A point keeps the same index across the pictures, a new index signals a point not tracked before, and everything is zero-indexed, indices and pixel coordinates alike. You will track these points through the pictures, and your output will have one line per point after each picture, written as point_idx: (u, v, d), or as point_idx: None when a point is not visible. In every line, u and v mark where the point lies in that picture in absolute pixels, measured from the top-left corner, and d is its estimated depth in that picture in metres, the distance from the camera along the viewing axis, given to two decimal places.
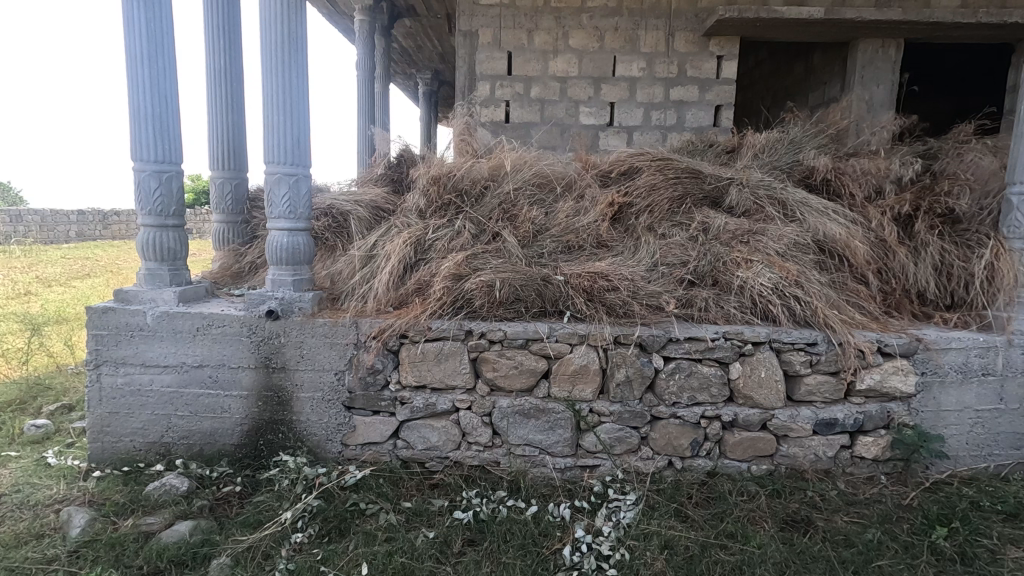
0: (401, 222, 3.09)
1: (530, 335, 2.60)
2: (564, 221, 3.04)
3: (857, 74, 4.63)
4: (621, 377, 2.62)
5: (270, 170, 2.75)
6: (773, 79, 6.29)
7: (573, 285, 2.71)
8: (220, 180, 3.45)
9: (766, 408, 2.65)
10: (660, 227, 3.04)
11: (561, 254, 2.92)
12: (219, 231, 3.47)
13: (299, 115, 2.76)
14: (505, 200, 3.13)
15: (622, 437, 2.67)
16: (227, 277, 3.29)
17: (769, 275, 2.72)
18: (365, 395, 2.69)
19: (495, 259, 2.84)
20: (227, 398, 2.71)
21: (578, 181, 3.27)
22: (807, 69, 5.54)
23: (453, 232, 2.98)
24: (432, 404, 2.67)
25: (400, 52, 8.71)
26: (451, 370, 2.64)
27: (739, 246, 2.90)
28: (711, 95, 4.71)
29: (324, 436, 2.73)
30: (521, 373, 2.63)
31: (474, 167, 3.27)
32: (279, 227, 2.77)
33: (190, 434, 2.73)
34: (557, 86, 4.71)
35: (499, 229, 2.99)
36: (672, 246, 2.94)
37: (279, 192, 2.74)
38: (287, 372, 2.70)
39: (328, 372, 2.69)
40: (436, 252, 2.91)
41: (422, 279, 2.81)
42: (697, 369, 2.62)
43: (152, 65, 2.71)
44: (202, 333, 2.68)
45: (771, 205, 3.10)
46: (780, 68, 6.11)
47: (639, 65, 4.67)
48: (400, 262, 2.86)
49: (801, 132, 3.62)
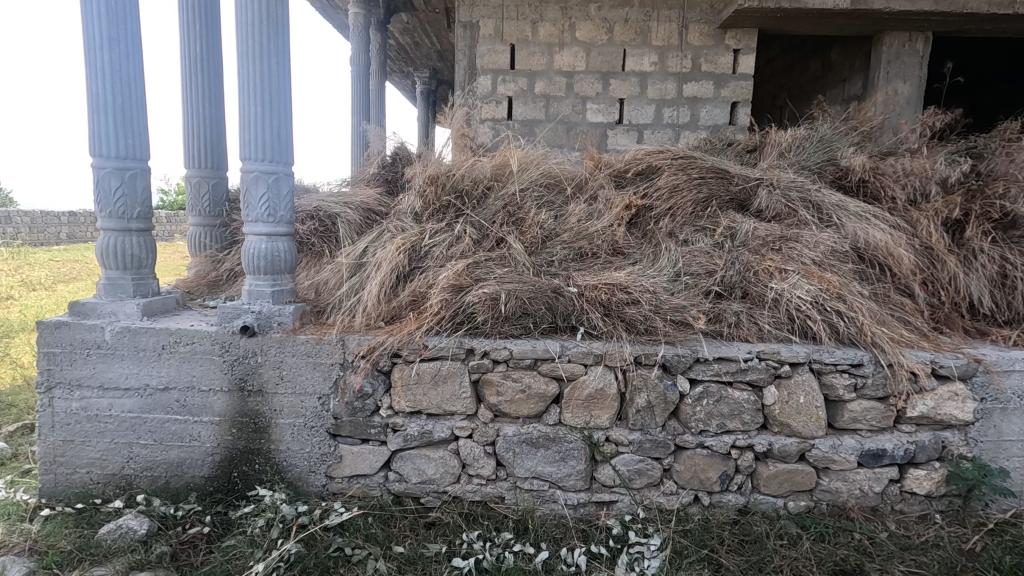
0: (394, 226, 2.78)
1: (539, 355, 2.30)
2: (576, 226, 2.73)
3: (882, 71, 4.34)
4: (642, 403, 2.33)
5: (246, 169, 2.44)
6: (790, 75, 6.01)
7: (587, 298, 2.41)
8: (196, 179, 3.14)
9: (805, 437, 2.34)
10: (682, 233, 2.74)
11: (572, 262, 2.62)
12: (195, 235, 3.16)
13: (280, 107, 2.46)
14: (510, 202, 2.82)
15: (642, 470, 2.38)
16: (202, 286, 2.99)
17: (807, 287, 2.43)
18: (352, 421, 2.39)
19: (500, 267, 2.54)
20: (196, 425, 2.40)
21: (590, 182, 2.97)
22: (827, 65, 5.26)
23: (452, 238, 2.68)
24: (428, 432, 2.38)
25: (397, 49, 8.42)
26: (449, 395, 2.34)
27: (771, 254, 2.61)
28: (727, 91, 4.42)
29: (306, 468, 2.42)
30: (528, 398, 2.33)
31: (476, 165, 2.96)
32: (256, 231, 2.45)
33: (153, 465, 2.42)
34: (563, 81, 4.41)
35: (503, 235, 2.69)
36: (696, 255, 2.64)
37: (256, 193, 2.43)
38: (264, 396, 2.39)
39: (310, 396, 2.38)
40: (433, 259, 2.60)
41: (417, 291, 2.50)
42: (727, 394, 2.33)
43: (112, 49, 2.40)
44: (168, 352, 2.37)
45: (804, 208, 2.80)
46: (798, 64, 5.83)
47: (650, 59, 4.38)
48: (392, 271, 2.54)
49: (830, 130, 3.33)
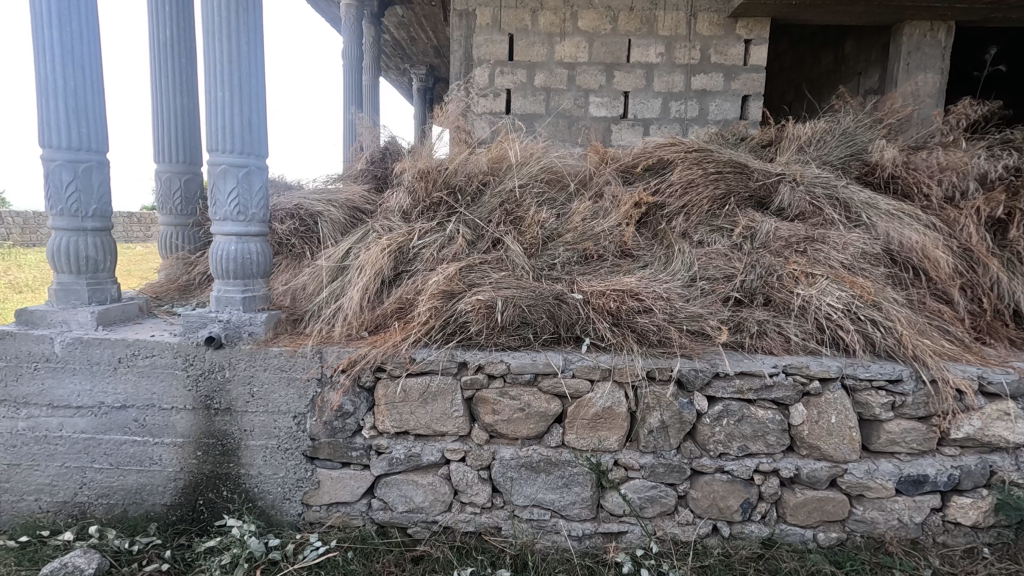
0: (380, 225, 2.53)
1: (540, 369, 2.06)
2: (581, 225, 2.48)
3: (901, 62, 4.10)
4: (655, 424, 2.09)
5: (214, 162, 2.18)
6: (801, 70, 5.78)
7: (593, 306, 2.16)
8: (166, 175, 2.88)
9: (837, 461, 2.10)
10: (697, 233, 2.49)
11: (576, 265, 2.37)
12: (165, 236, 2.91)
13: (251, 93, 2.21)
14: (507, 198, 2.57)
15: (655, 498, 2.14)
16: (172, 291, 2.74)
17: (837, 293, 2.18)
18: (332, 443, 2.14)
19: (496, 271, 2.29)
20: (156, 447, 2.15)
21: (594, 177, 2.72)
22: (841, 58, 5.03)
23: (444, 238, 2.43)
24: (415, 455, 2.13)
25: (393, 44, 8.18)
26: (439, 414, 2.10)
27: (796, 257, 2.36)
28: (737, 84, 4.18)
29: (280, 495, 2.17)
30: (528, 417, 2.09)
31: (470, 159, 2.71)
32: (225, 231, 2.20)
33: (109, 492, 2.17)
34: (564, 73, 4.17)
35: (500, 235, 2.44)
36: (713, 258, 2.39)
37: (224, 188, 2.18)
38: (232, 415, 2.14)
39: (284, 415, 2.13)
40: (422, 262, 2.35)
41: (404, 297, 2.25)
42: (750, 413, 2.09)
43: (62, 28, 2.14)
44: (125, 366, 2.12)
45: (831, 206, 2.55)
46: (809, 58, 5.60)
47: (657, 50, 4.14)
48: (376, 275, 2.29)
49: (853, 122, 3.09)
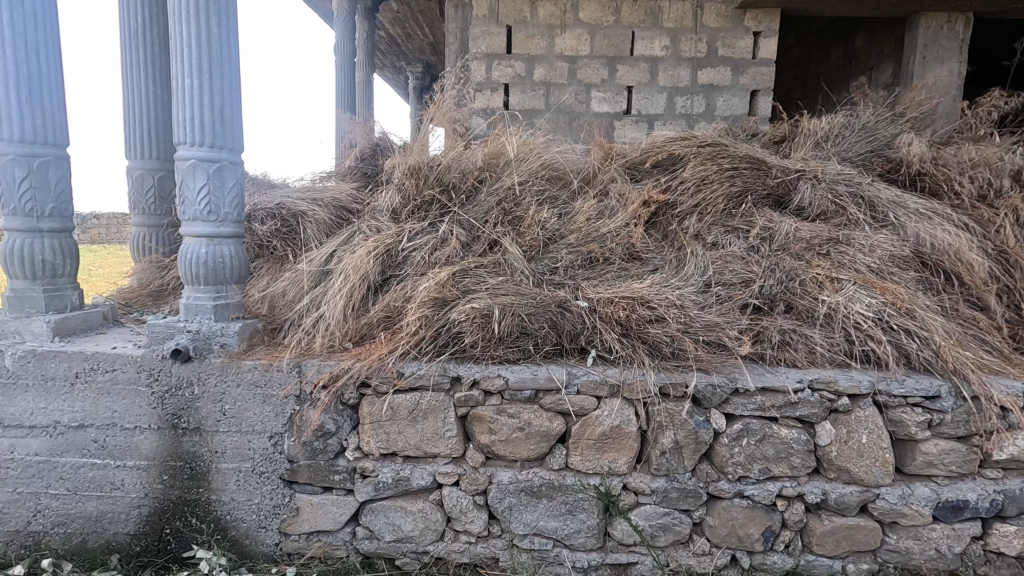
0: (367, 226, 2.33)
1: (541, 385, 1.88)
2: (585, 225, 2.28)
3: (917, 55, 3.91)
4: (667, 445, 1.91)
5: (181, 155, 1.97)
6: (809, 65, 5.60)
7: (599, 315, 1.96)
8: (139, 172, 2.68)
9: (868, 486, 1.91)
10: (710, 233, 2.29)
11: (580, 269, 2.18)
12: (137, 237, 2.71)
13: (223, 81, 2.00)
14: (505, 197, 2.37)
15: (667, 526, 1.95)
16: (143, 297, 2.54)
17: (867, 300, 1.99)
18: (312, 466, 1.95)
19: (493, 276, 2.09)
20: (118, 470, 1.95)
21: (599, 174, 2.52)
22: (851, 53, 4.85)
23: (437, 240, 2.23)
24: (404, 479, 1.94)
25: (388, 41, 7.98)
26: (430, 434, 1.92)
27: (819, 260, 2.17)
28: (746, 78, 3.99)
29: (254, 523, 1.97)
30: (528, 437, 1.91)
31: (465, 154, 2.50)
32: (194, 232, 1.99)
33: (66, 520, 1.97)
34: (565, 67, 3.97)
35: (497, 236, 2.24)
36: (729, 261, 2.20)
37: (192, 185, 1.96)
38: (201, 435, 1.94)
39: (259, 435, 1.93)
40: (412, 266, 2.15)
41: (392, 305, 2.05)
42: (772, 432, 1.90)
43: (13, 7, 1.93)
44: (83, 382, 1.92)
45: (855, 204, 2.35)
46: (818, 53, 5.42)
47: (662, 42, 3.95)
48: (361, 281, 2.09)
49: (874, 115, 2.90)
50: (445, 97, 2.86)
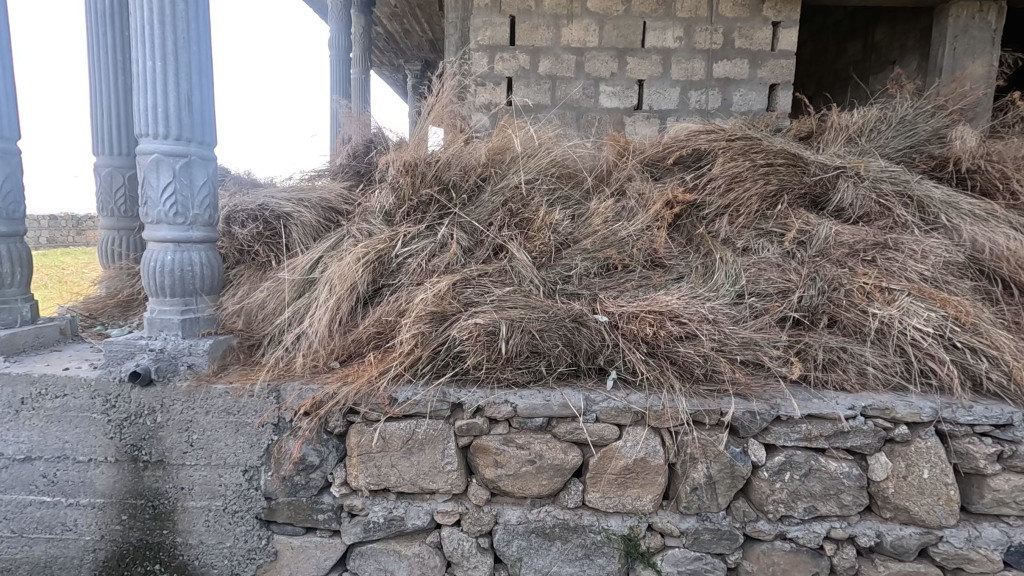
0: (357, 229, 2.09)
1: (554, 413, 1.65)
2: (601, 228, 2.04)
3: (946, 47, 3.67)
4: (699, 480, 1.67)
5: (143, 149, 1.71)
6: (826, 59, 5.36)
7: (620, 331, 1.71)
8: (107, 169, 2.43)
9: (929, 527, 1.67)
10: (741, 237, 2.05)
11: (597, 278, 1.93)
12: (105, 241, 2.48)
13: (190, 64, 1.74)
14: (511, 196, 2.12)
15: (698, 572, 1.71)
16: (110, 307, 2.30)
17: (925, 313, 1.74)
18: (292, 505, 1.70)
19: (499, 286, 1.85)
20: (70, 510, 1.70)
21: (615, 172, 2.28)
22: (873, 46, 4.61)
23: (435, 245, 1.99)
24: (399, 519, 1.71)
25: (385, 38, 7.74)
26: (428, 467, 1.68)
27: (865, 268, 1.92)
28: (764, 71, 3.76)
29: (227, 569, 1.73)
30: (539, 472, 1.68)
31: (466, 149, 2.24)
32: (159, 237, 1.74)
33: (12, 566, 1.73)
34: (572, 60, 3.73)
35: (503, 241, 1.99)
36: (762, 269, 1.96)
37: (155, 183, 1.71)
38: (165, 469, 1.69)
39: (231, 470, 1.69)
40: (408, 274, 1.91)
41: (385, 319, 1.81)
42: (819, 465, 1.66)
43: None
44: (28, 409, 1.68)
45: (902, 205, 2.10)
46: (836, 46, 5.17)
47: (675, 33, 3.71)
48: (350, 292, 1.85)
49: (912, 108, 2.65)
50: (444, 88, 2.60)
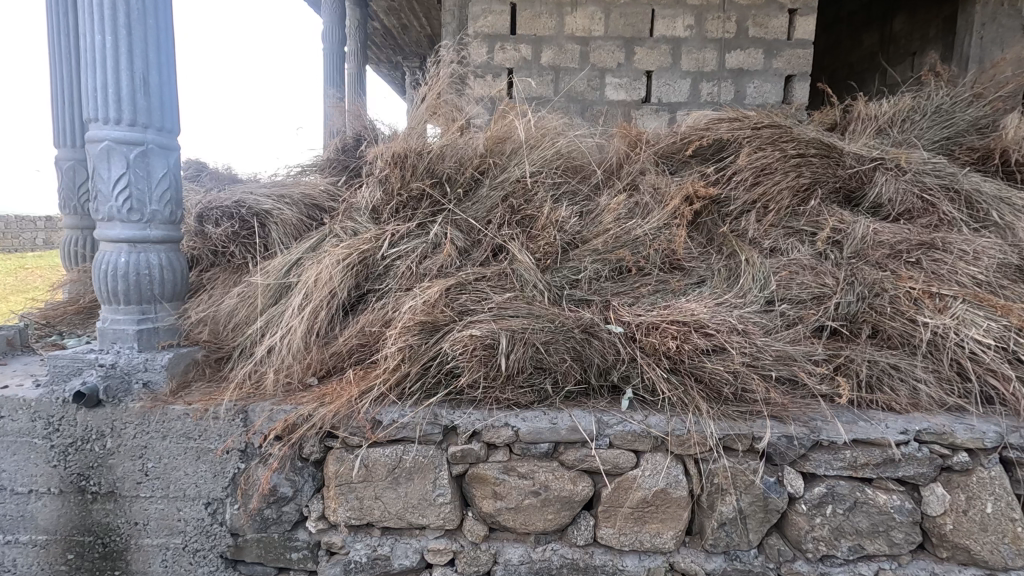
0: (341, 228, 1.88)
1: (561, 438, 1.43)
2: (613, 226, 1.82)
3: (972, 36, 3.45)
4: (728, 514, 1.46)
5: (92, 137, 1.50)
6: (840, 52, 5.14)
7: (637, 344, 1.50)
8: (68, 163, 2.21)
9: (992, 569, 1.45)
10: (769, 237, 1.83)
11: (609, 282, 1.72)
12: (67, 241, 2.27)
13: (145, 39, 1.52)
14: (513, 190, 1.90)
15: None
16: (69, 313, 2.09)
17: (985, 323, 1.52)
18: (262, 542, 1.50)
19: (499, 291, 1.64)
20: (8, 548, 1.50)
21: (627, 164, 2.07)
22: (891, 37, 4.39)
23: (428, 246, 1.77)
24: (385, 558, 1.50)
25: (383, 33, 7.55)
26: (417, 500, 1.47)
27: (910, 271, 1.71)
28: (780, 62, 3.54)
29: None
30: (544, 505, 1.47)
31: (462, 138, 2.02)
32: (111, 236, 1.52)
33: None
34: (576, 50, 3.52)
35: (503, 240, 1.78)
36: (794, 272, 1.75)
37: (107, 175, 1.50)
38: (116, 502, 1.48)
39: (192, 503, 1.47)
40: (396, 279, 1.70)
41: (369, 329, 1.59)
42: (866, 498, 1.45)
43: None
44: None
45: (947, 200, 1.88)
46: (851, 38, 4.95)
47: (685, 22, 3.49)
48: (330, 298, 1.63)
49: (948, 96, 2.43)
50: (440, 73, 2.38)
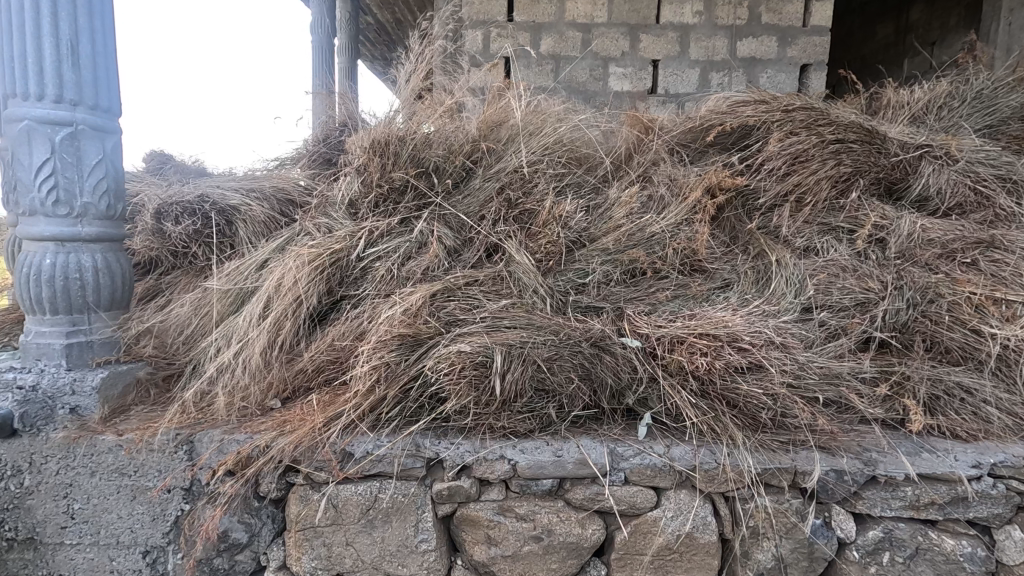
0: (313, 225, 1.64)
1: (568, 474, 1.20)
2: (625, 222, 1.59)
3: (999, 23, 3.19)
4: (765, 563, 1.23)
5: (11, 115, 1.27)
6: (856, 43, 4.87)
7: (657, 361, 1.26)
8: None
9: None
10: (802, 235, 1.60)
11: (621, 287, 1.49)
12: None
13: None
14: (510, 181, 1.66)
15: None
16: (9, 322, 1.85)
17: None
18: None
19: (493, 299, 1.40)
20: None
21: (639, 153, 1.83)
22: (913, 25, 4.12)
23: (411, 245, 1.54)
24: None
25: (376, 27, 7.28)
26: (396, 547, 1.24)
27: (968, 273, 1.48)
28: (793, 50, 3.12)
29: None
30: (547, 553, 1.24)
31: (452, 122, 1.77)
32: (34, 234, 1.28)
33: None
34: (577, 38, 3.14)
35: (498, 239, 1.55)
36: (833, 274, 1.51)
37: (27, 161, 1.27)
38: (35, 551, 1.24)
39: (126, 552, 1.23)
40: (374, 283, 1.47)
41: (340, 343, 1.36)
42: (930, 543, 1.21)
43: None
44: None
45: (1004, 193, 1.65)
46: (867, 28, 4.68)
47: (693, 8, 3.10)
48: (295, 306, 1.40)
49: (992, 79, 2.20)
50: (430, 47, 2.11)
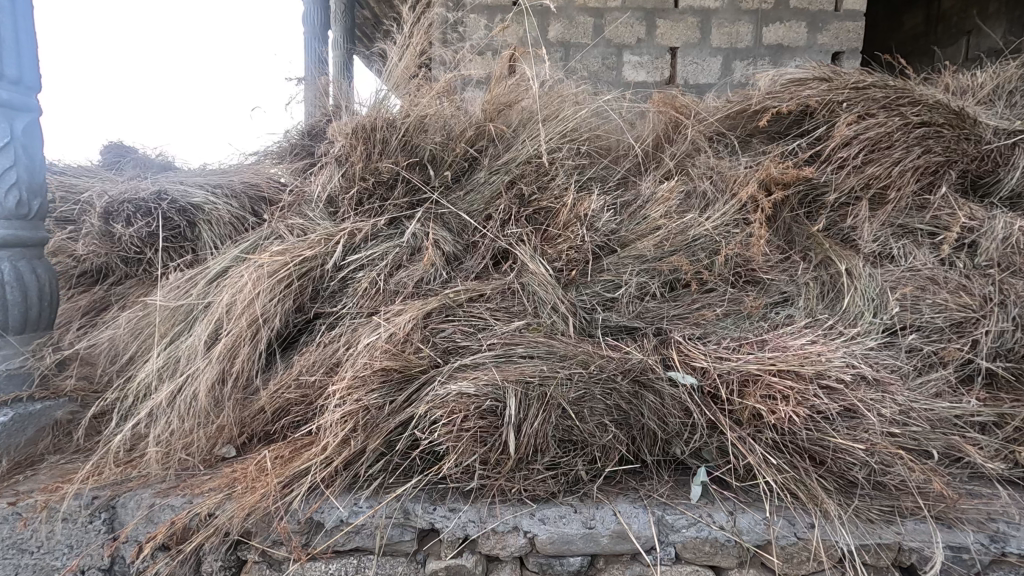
0: (285, 227, 1.36)
1: (602, 551, 0.92)
2: (662, 224, 1.30)
3: None
4: None
5: None
6: (888, 34, 4.51)
7: (716, 404, 0.98)
8: None
9: None
10: (877, 239, 1.31)
11: (658, 302, 1.22)
12: None
13: None
14: (522, 173, 1.38)
15: None
16: None
17: None
18: None
19: (502, 321, 1.12)
20: None
21: (673, 141, 1.56)
22: (953, 11, 3.77)
23: (401, 251, 1.25)
24: None
25: None
26: None
27: None
28: (826, 38, 2.40)
29: None
30: None
31: (452, 104, 1.48)
32: None
33: None
34: (589, 23, 2.39)
35: (509, 243, 1.27)
36: (921, 287, 1.22)
37: None
38: None
39: None
40: (355, 299, 1.18)
41: (309, 377, 1.07)
42: None
43: None
44: None
45: None
46: (901, 17, 4.33)
47: None
48: (253, 329, 1.11)
49: None
50: (427, 16, 1.80)
